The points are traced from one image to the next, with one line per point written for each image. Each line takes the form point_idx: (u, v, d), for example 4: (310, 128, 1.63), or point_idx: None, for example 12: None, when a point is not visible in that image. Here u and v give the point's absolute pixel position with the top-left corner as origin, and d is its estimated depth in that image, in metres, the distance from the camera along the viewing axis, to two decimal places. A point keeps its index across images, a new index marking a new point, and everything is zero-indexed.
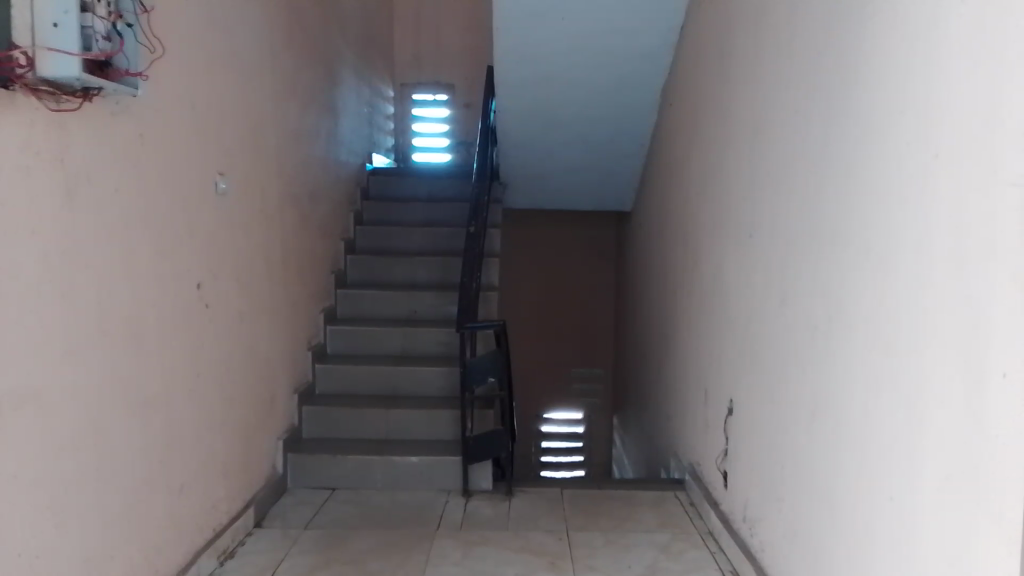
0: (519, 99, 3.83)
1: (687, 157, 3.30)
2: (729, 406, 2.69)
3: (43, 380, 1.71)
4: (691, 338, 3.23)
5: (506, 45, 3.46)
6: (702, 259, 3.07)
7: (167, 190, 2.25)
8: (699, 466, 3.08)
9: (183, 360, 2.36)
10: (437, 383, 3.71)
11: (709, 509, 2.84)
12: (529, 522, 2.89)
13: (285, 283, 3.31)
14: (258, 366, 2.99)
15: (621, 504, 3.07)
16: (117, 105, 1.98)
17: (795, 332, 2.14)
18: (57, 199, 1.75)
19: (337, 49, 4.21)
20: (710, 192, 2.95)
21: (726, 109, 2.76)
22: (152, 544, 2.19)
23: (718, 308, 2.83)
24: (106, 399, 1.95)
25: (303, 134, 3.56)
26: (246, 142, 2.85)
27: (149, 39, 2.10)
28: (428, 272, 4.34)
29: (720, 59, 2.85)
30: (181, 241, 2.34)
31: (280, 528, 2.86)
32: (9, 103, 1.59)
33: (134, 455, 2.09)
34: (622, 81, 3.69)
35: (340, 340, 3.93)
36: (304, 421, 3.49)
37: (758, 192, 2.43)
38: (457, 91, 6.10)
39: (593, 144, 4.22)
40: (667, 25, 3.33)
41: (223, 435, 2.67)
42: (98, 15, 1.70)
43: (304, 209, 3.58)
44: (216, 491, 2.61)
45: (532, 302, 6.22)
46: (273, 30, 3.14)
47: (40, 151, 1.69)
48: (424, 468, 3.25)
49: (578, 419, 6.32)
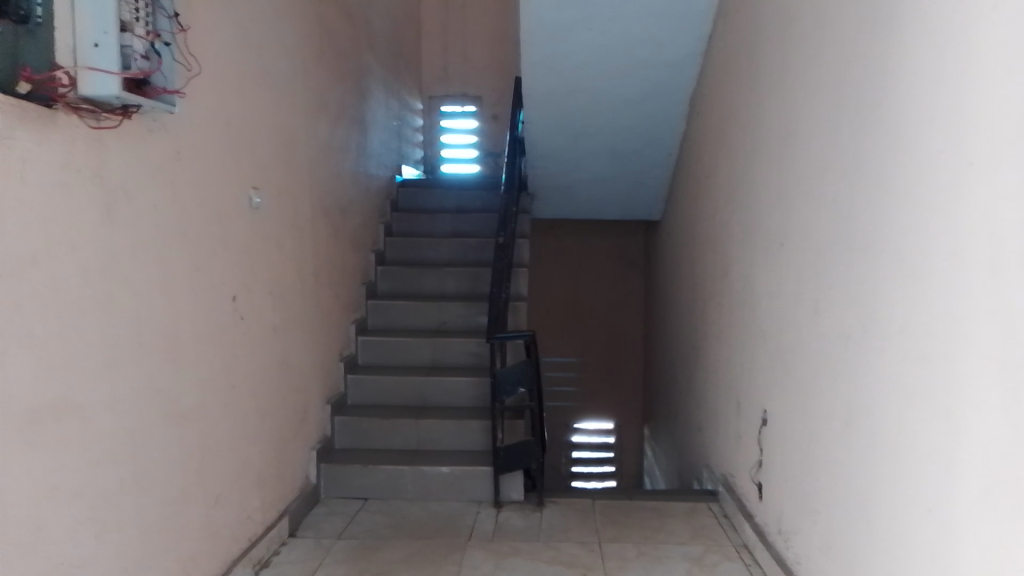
0: (546, 110, 3.83)
1: (716, 166, 3.28)
2: (762, 417, 2.66)
3: (81, 392, 1.75)
4: (722, 348, 3.20)
5: (533, 57, 3.47)
6: (732, 269, 3.04)
7: (202, 204, 2.29)
8: (732, 478, 3.03)
9: (218, 371, 2.39)
10: (468, 394, 3.72)
11: (743, 522, 2.80)
12: (559, 533, 2.88)
13: (317, 296, 3.34)
14: (292, 377, 3.03)
15: (653, 516, 3.04)
16: (154, 122, 2.02)
17: (828, 341, 2.10)
18: (94, 213, 1.79)
19: (367, 65, 4.27)
20: (739, 200, 2.93)
21: (755, 118, 2.74)
22: (189, 555, 2.22)
23: (750, 318, 2.79)
24: (143, 411, 1.99)
25: (334, 147, 3.60)
26: (279, 157, 2.89)
27: (185, 57, 2.15)
28: (457, 284, 4.36)
29: (749, 66, 2.83)
30: (215, 254, 2.38)
31: (313, 539, 2.89)
32: (51, 120, 1.64)
33: (170, 466, 2.12)
34: (650, 91, 3.68)
35: (371, 352, 3.96)
36: (335, 431, 3.52)
37: (788, 200, 2.41)
38: (484, 103, 6.14)
39: (621, 154, 4.22)
40: (695, 34, 3.33)
41: (257, 447, 2.70)
42: (137, 35, 1.74)
43: (336, 222, 3.63)
44: (251, 501, 2.64)
45: (560, 313, 6.21)
46: (304, 47, 3.20)
47: (79, 168, 1.73)
48: (455, 479, 3.25)
49: (608, 430, 6.28)
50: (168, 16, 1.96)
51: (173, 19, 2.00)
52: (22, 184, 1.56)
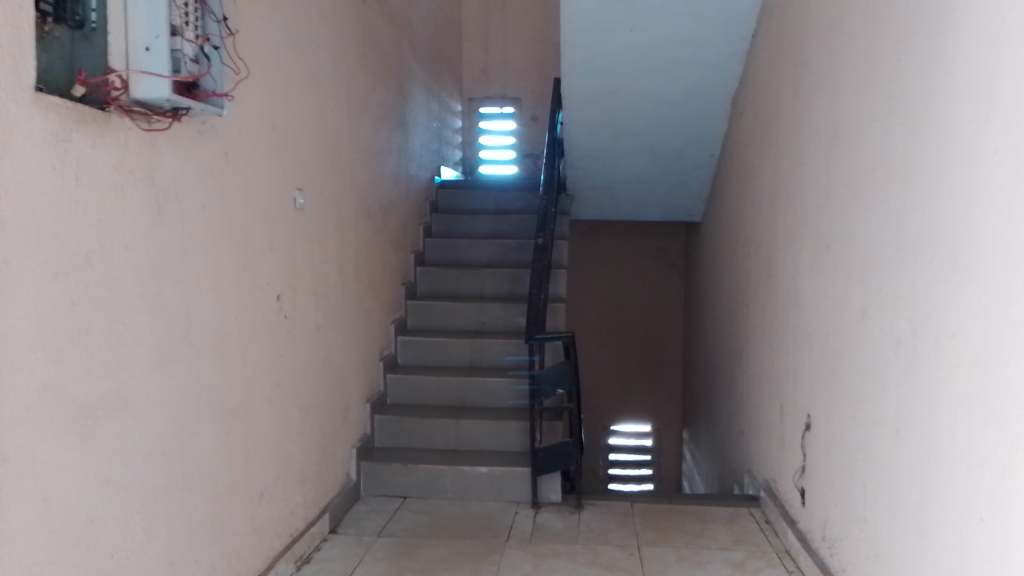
0: (587, 111, 3.82)
1: (760, 167, 3.23)
2: (807, 422, 2.61)
3: (133, 388, 1.79)
4: (765, 351, 3.15)
5: (574, 58, 3.46)
6: (776, 271, 2.99)
7: (249, 205, 2.34)
8: (775, 483, 2.99)
9: (263, 369, 2.43)
10: (506, 394, 3.72)
11: (787, 528, 2.76)
12: (598, 536, 2.87)
13: (359, 295, 3.37)
14: (333, 376, 3.06)
15: (693, 520, 3.01)
16: (204, 125, 2.06)
17: (877, 344, 2.06)
18: (146, 214, 1.84)
19: (408, 66, 4.30)
20: (784, 201, 2.88)
21: (801, 117, 2.70)
22: (233, 549, 2.26)
23: (794, 321, 2.74)
24: (191, 408, 2.03)
25: (375, 148, 3.64)
26: (323, 158, 2.93)
27: (234, 61, 2.19)
28: (496, 284, 4.37)
29: (794, 65, 2.79)
30: (261, 254, 2.41)
31: (353, 536, 2.91)
32: (105, 123, 1.68)
33: (217, 462, 2.16)
34: (692, 91, 3.65)
35: (411, 351, 3.98)
36: (375, 430, 3.54)
37: (836, 200, 2.36)
38: (523, 104, 6.14)
39: (661, 155, 4.18)
40: (738, 32, 3.29)
41: (300, 445, 2.74)
42: (187, 39, 1.77)
43: (377, 223, 3.66)
44: (294, 498, 2.68)
45: (598, 315, 6.19)
46: (348, 50, 3.24)
47: (131, 169, 1.78)
48: (494, 479, 3.26)
49: (646, 433, 6.23)
50: (217, 20, 1.99)
51: (222, 23, 2.04)
52: (77, 185, 1.61)
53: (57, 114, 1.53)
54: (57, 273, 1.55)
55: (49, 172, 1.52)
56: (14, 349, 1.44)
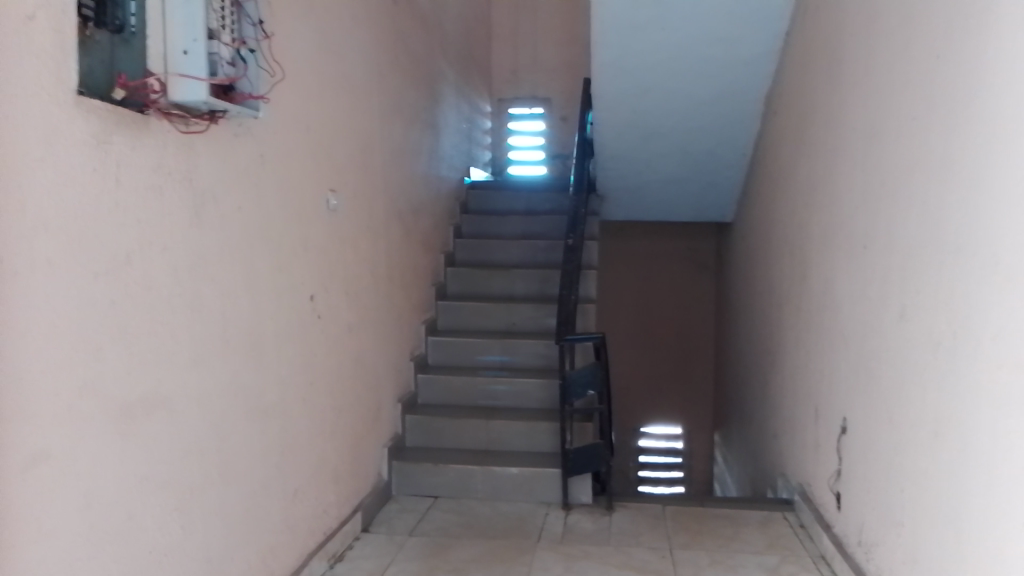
0: (617, 111, 3.80)
1: (794, 167, 3.20)
2: (843, 425, 2.57)
3: (171, 387, 1.82)
4: (799, 353, 3.11)
5: (604, 59, 3.45)
6: (811, 272, 2.95)
7: (284, 206, 2.36)
8: (810, 487, 2.95)
9: (297, 368, 2.46)
10: (536, 396, 3.72)
11: (822, 533, 2.72)
12: (630, 538, 2.85)
13: (391, 296, 3.40)
14: (365, 375, 3.08)
15: (726, 524, 2.97)
16: (240, 127, 2.09)
17: (915, 346, 2.02)
18: (184, 215, 1.86)
19: (439, 68, 4.32)
20: (819, 200, 2.84)
21: (837, 115, 2.66)
22: (268, 546, 2.28)
23: (830, 322, 2.71)
24: (227, 406, 2.06)
25: (407, 149, 3.66)
26: (355, 159, 2.95)
27: (270, 64, 2.22)
28: (526, 285, 4.37)
29: (830, 62, 2.75)
30: (296, 254, 2.44)
31: (385, 534, 2.93)
32: (144, 125, 1.71)
33: (252, 460, 2.18)
34: (724, 91, 3.62)
35: (441, 352, 3.99)
36: (406, 429, 3.56)
37: (873, 200, 2.33)
38: (553, 105, 6.14)
39: (692, 155, 4.15)
40: (771, 31, 3.26)
41: (333, 443, 2.76)
42: (224, 42, 1.78)
43: (408, 224, 3.68)
44: (327, 496, 2.70)
45: (628, 316, 6.16)
46: (380, 52, 3.26)
47: (169, 171, 1.80)
48: (524, 480, 3.26)
49: (676, 435, 6.18)
50: (253, 23, 2.01)
51: (258, 26, 2.06)
52: (118, 186, 1.64)
53: (98, 117, 1.57)
54: (98, 273, 1.58)
55: (90, 174, 1.55)
56: (57, 348, 1.47)
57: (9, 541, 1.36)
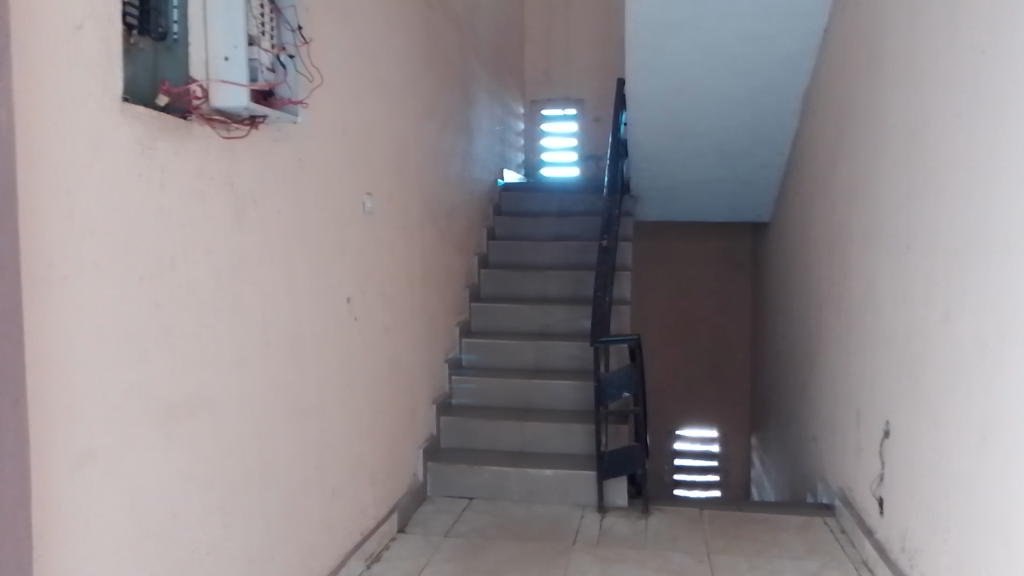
0: (651, 111, 3.78)
1: (833, 165, 3.15)
2: (885, 428, 2.52)
3: (214, 388, 1.85)
4: (840, 354, 3.06)
5: (638, 59, 3.44)
6: (851, 273, 2.90)
7: (322, 210, 2.39)
8: (851, 491, 2.90)
9: (335, 370, 2.49)
10: (571, 397, 3.71)
11: (864, 538, 2.67)
12: (667, 542, 2.83)
13: (426, 297, 3.42)
14: (401, 376, 3.10)
15: (764, 528, 2.94)
16: (279, 132, 2.12)
17: (961, 349, 1.98)
18: (226, 219, 1.90)
19: (472, 71, 4.34)
20: (859, 200, 2.80)
21: (878, 113, 2.61)
22: (308, 546, 2.31)
23: (871, 324, 2.66)
24: (268, 407, 2.09)
25: (441, 152, 3.68)
26: (391, 163, 2.98)
27: (308, 69, 2.25)
28: (560, 287, 4.36)
29: (870, 59, 2.70)
30: (334, 257, 2.47)
31: (421, 535, 2.95)
32: (186, 131, 1.75)
33: (292, 460, 2.21)
34: (760, 90, 3.58)
35: (475, 353, 4.00)
36: (442, 431, 3.58)
37: (916, 199, 2.28)
38: (586, 106, 6.12)
39: (728, 154, 4.11)
40: (809, 28, 3.22)
41: (370, 444, 2.78)
42: (263, 48, 1.81)
43: (443, 226, 3.70)
44: (365, 497, 2.73)
45: (662, 318, 6.12)
46: (415, 55, 3.28)
47: (212, 176, 1.84)
48: (559, 482, 3.25)
49: (712, 438, 6.12)
50: (292, 29, 2.03)
51: (297, 32, 2.08)
52: (162, 192, 1.67)
53: (143, 124, 1.60)
54: (143, 276, 1.61)
55: (135, 179, 1.58)
56: (105, 350, 1.50)
57: (60, 538, 1.40)
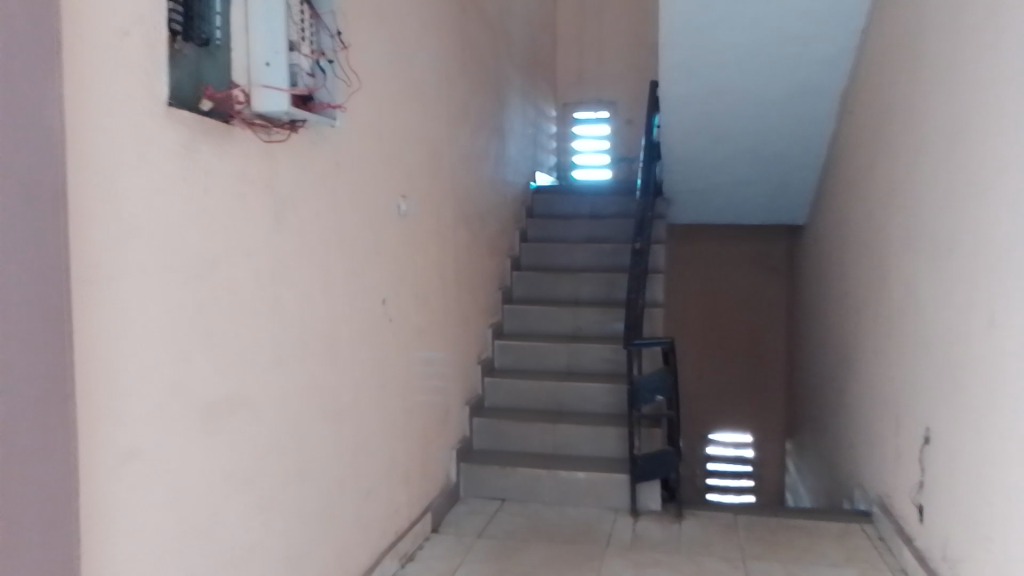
0: (685, 113, 3.76)
1: (872, 166, 3.10)
2: (926, 435, 2.47)
3: (253, 388, 1.89)
4: (878, 359, 3.01)
5: (672, 60, 3.43)
6: (891, 277, 2.86)
7: (359, 213, 2.42)
8: (889, 498, 2.85)
9: (371, 370, 2.51)
10: (603, 400, 3.70)
11: (903, 546, 2.62)
12: (701, 547, 2.81)
13: (458, 299, 3.43)
14: (434, 378, 3.11)
15: (800, 535, 2.90)
16: (317, 136, 2.15)
17: (1004, 355, 1.94)
18: (266, 222, 1.93)
19: (505, 74, 4.35)
20: (899, 201, 2.75)
21: (918, 114, 2.57)
22: (343, 544, 2.33)
23: (912, 328, 2.61)
24: (305, 407, 2.12)
25: (474, 155, 3.69)
26: (425, 165, 3.00)
27: (346, 73, 2.28)
28: (592, 290, 4.34)
29: (910, 59, 2.66)
30: (369, 258, 2.49)
31: (454, 536, 2.96)
32: (228, 135, 1.78)
33: (328, 458, 2.24)
34: (796, 91, 3.54)
35: (508, 355, 4.01)
36: (474, 433, 3.59)
37: (958, 201, 2.24)
38: (618, 108, 6.10)
39: (763, 156, 4.07)
40: (847, 29, 3.18)
41: (404, 444, 2.80)
42: (302, 54, 1.83)
43: (476, 228, 3.71)
44: (399, 496, 2.75)
45: (695, 321, 6.08)
46: (449, 59, 3.30)
47: (253, 179, 1.87)
48: (592, 485, 3.24)
49: (746, 444, 6.06)
50: (331, 34, 2.06)
51: (336, 37, 2.11)
52: (205, 195, 1.70)
53: (187, 128, 1.64)
54: (186, 277, 1.65)
55: (179, 183, 1.62)
56: (149, 350, 1.53)
57: (106, 534, 1.43)
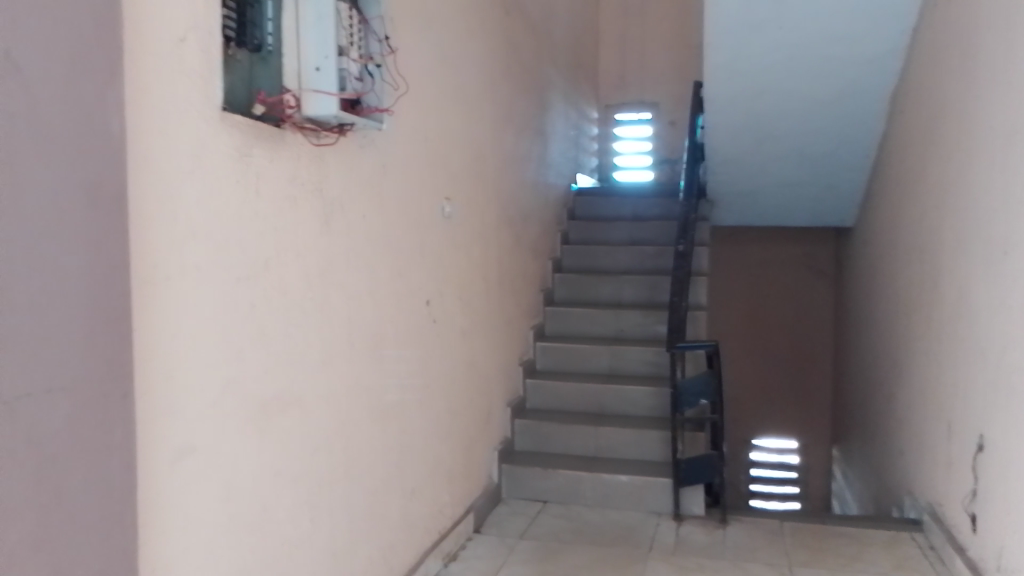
0: (729, 115, 3.73)
1: (923, 167, 3.04)
2: (980, 442, 2.41)
3: (302, 386, 1.92)
4: (930, 363, 2.94)
5: (716, 61, 3.40)
6: (943, 280, 2.79)
7: (404, 215, 2.45)
8: (941, 507, 2.78)
9: (416, 370, 2.54)
10: (646, 403, 3.67)
11: (955, 556, 2.56)
12: (746, 553, 2.77)
13: (501, 301, 3.45)
14: (477, 379, 3.13)
15: (848, 542, 2.85)
16: (365, 139, 2.18)
17: None
18: (316, 224, 1.96)
19: (548, 76, 4.36)
20: (952, 203, 2.69)
21: (971, 114, 2.51)
22: (389, 543, 2.36)
23: (965, 332, 2.55)
24: (352, 407, 2.15)
25: (517, 157, 3.71)
26: (469, 167, 3.02)
27: (394, 77, 2.32)
28: (635, 292, 4.32)
29: (963, 57, 2.60)
30: (415, 261, 2.52)
31: (496, 536, 2.98)
32: (280, 138, 1.82)
33: (374, 457, 2.27)
34: (844, 91, 3.48)
35: (549, 357, 4.01)
36: (516, 434, 3.60)
37: (1013, 202, 2.18)
38: (661, 109, 6.07)
39: (810, 157, 4.00)
40: (897, 28, 3.12)
41: (448, 445, 2.82)
42: (352, 58, 1.86)
43: (518, 230, 3.73)
44: (442, 496, 2.77)
45: (739, 323, 6.02)
46: (494, 62, 3.32)
47: (303, 182, 1.91)
48: (634, 488, 3.22)
49: (790, 449, 5.96)
50: (379, 39, 2.09)
51: (384, 42, 2.14)
52: (258, 198, 1.74)
53: (240, 132, 1.68)
54: (240, 277, 1.69)
55: (233, 186, 1.66)
56: (205, 348, 1.58)
57: (160, 527, 1.47)
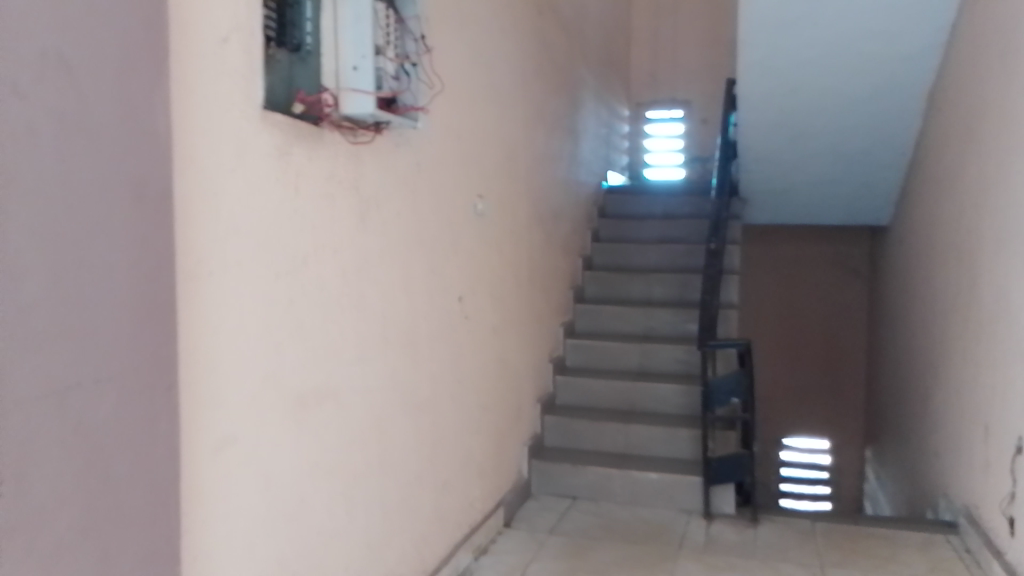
0: (763, 112, 3.70)
1: (961, 165, 2.99)
2: (1018, 444, 2.37)
3: (339, 379, 1.96)
4: (967, 364, 2.90)
5: (750, 59, 3.37)
6: (981, 280, 2.75)
7: (438, 213, 2.48)
8: (977, 510, 2.74)
9: (448, 365, 2.57)
10: (676, 401, 3.67)
11: (991, 559, 2.52)
12: (777, 553, 2.76)
13: (532, 298, 3.47)
14: (507, 375, 3.15)
15: (881, 544, 2.82)
16: (400, 138, 2.21)
17: None
18: (353, 221, 2.00)
19: (580, 74, 4.36)
20: (991, 202, 2.65)
21: (1011, 110, 2.47)
22: (421, 536, 2.40)
23: (1003, 333, 2.51)
24: (387, 401, 2.18)
25: (549, 155, 3.72)
26: (502, 166, 3.04)
27: (429, 76, 2.35)
28: (665, 290, 4.32)
29: (1003, 53, 2.56)
30: (448, 258, 2.55)
31: (526, 531, 3.00)
32: (319, 137, 1.86)
33: (408, 450, 2.30)
34: (880, 88, 3.45)
35: (579, 354, 4.02)
36: (546, 430, 3.62)
37: None
38: (692, 107, 6.04)
39: (845, 155, 3.96)
40: (935, 24, 3.08)
41: (479, 440, 2.85)
42: (388, 58, 1.89)
43: (549, 228, 3.74)
44: (473, 490, 2.79)
45: (770, 323, 5.96)
46: (526, 61, 3.34)
47: (341, 180, 1.94)
48: (664, 486, 3.23)
49: (822, 449, 5.90)
50: (415, 38, 2.11)
51: (421, 40, 2.15)
52: (297, 195, 1.78)
53: (281, 131, 1.72)
54: (280, 273, 1.73)
55: (274, 184, 1.70)
56: (245, 342, 1.62)
57: (202, 515, 1.51)
